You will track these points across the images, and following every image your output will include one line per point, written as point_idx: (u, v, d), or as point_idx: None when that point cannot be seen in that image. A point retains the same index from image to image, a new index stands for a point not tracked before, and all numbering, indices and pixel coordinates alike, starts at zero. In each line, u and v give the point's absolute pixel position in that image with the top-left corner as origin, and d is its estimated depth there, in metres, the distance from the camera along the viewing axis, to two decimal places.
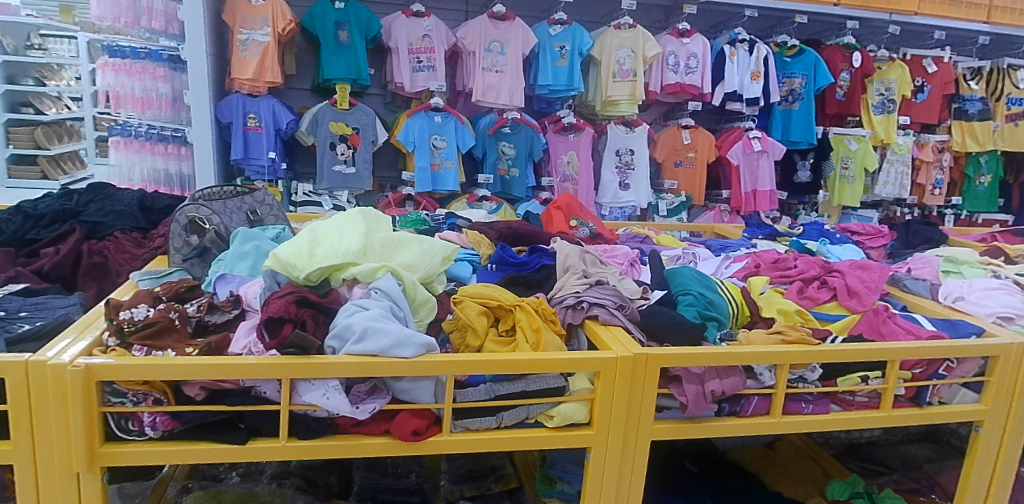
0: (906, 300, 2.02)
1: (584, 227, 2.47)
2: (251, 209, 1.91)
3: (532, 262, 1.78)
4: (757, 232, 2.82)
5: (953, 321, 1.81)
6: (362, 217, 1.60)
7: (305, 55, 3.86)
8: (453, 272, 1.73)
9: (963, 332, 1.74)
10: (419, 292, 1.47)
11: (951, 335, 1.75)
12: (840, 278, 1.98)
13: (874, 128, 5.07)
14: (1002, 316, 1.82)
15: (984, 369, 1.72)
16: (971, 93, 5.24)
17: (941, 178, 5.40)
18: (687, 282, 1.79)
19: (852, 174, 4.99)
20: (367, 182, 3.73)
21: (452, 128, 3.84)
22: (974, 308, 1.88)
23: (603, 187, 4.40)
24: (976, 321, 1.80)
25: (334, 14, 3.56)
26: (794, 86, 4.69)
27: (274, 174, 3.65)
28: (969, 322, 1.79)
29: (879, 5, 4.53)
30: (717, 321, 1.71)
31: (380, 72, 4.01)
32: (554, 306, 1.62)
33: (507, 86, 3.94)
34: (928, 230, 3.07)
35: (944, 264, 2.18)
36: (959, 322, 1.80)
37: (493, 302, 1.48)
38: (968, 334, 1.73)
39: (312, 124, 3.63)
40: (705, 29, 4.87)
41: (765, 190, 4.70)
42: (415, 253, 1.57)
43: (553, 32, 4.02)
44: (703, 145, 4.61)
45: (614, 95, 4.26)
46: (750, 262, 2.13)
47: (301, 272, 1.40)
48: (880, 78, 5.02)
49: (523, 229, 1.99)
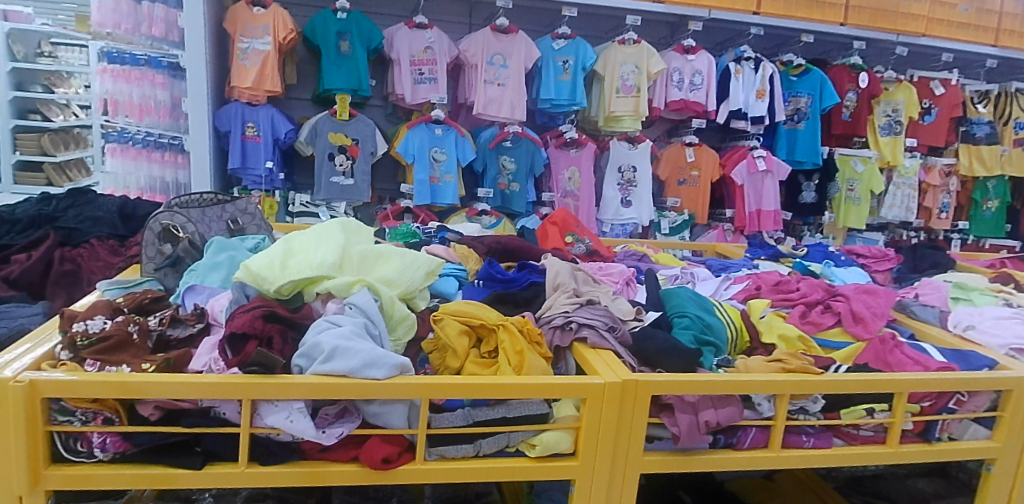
0: (915, 327, 1.92)
1: (580, 243, 2.40)
2: (232, 217, 1.82)
3: (520, 279, 1.69)
4: (759, 253, 2.74)
5: (964, 352, 1.71)
6: (342, 228, 1.52)
7: (306, 65, 3.79)
8: (438, 287, 1.65)
9: (975, 365, 1.65)
10: (396, 309, 1.39)
11: (962, 367, 1.66)
12: (844, 302, 1.90)
13: (880, 149, 4.99)
14: (1016, 348, 1.72)
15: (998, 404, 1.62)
16: (980, 116, 5.18)
17: (947, 202, 5.30)
18: (684, 303, 1.70)
19: (857, 196, 4.93)
20: (364, 194, 3.64)
21: (452, 141, 3.77)
22: (986, 339, 1.78)
23: (605, 203, 4.34)
24: (988, 353, 1.71)
25: (336, 25, 3.50)
26: (799, 105, 4.62)
27: (272, 184, 3.57)
28: (981, 354, 1.70)
29: (888, 25, 4.47)
30: (714, 347, 1.62)
31: (380, 83, 3.95)
32: (542, 326, 1.54)
33: (509, 99, 3.87)
34: (935, 254, 2.98)
35: (952, 290, 2.08)
36: (971, 353, 1.70)
37: (476, 320, 1.39)
38: (980, 367, 1.64)
39: (311, 134, 3.55)
40: (711, 46, 4.81)
41: (770, 210, 4.62)
42: (395, 267, 1.48)
43: (556, 46, 3.97)
44: (707, 163, 4.54)
45: (617, 110, 4.19)
46: (750, 283, 2.04)
47: (271, 285, 1.33)
48: (887, 99, 4.97)
49: (514, 244, 1.89)
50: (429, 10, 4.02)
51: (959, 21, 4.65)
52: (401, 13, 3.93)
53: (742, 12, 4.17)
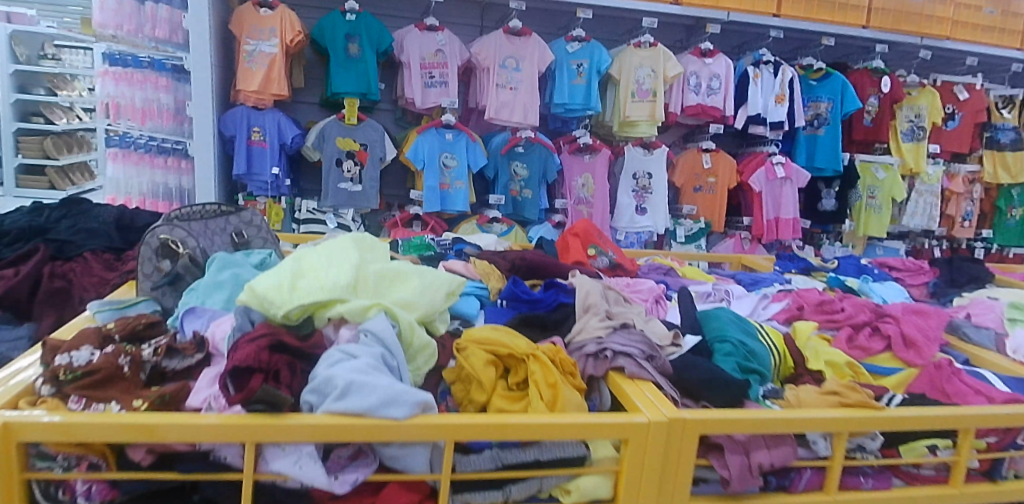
0: (969, 352, 1.79)
1: (603, 257, 2.25)
2: (236, 230, 1.70)
3: (548, 299, 1.56)
4: (790, 266, 2.60)
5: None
6: (355, 245, 1.39)
7: (314, 69, 3.66)
8: (459, 308, 1.52)
9: None
10: (417, 336, 1.26)
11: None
12: (893, 325, 1.77)
13: (902, 155, 4.84)
14: None
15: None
16: (1005, 121, 5.04)
17: (970, 210, 5.16)
18: (725, 327, 1.57)
19: (878, 204, 4.80)
20: (373, 201, 3.50)
21: (463, 146, 3.63)
22: None
23: (619, 210, 4.20)
24: None
25: (345, 26, 3.35)
26: (820, 110, 4.49)
27: (278, 190, 3.43)
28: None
29: (911, 28, 4.32)
30: (760, 375, 1.49)
31: (389, 87, 3.82)
32: (573, 353, 1.41)
33: (522, 103, 3.72)
34: (973, 268, 2.81)
35: (1009, 310, 1.93)
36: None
37: (504, 350, 1.27)
38: None
39: (318, 139, 3.40)
40: (729, 50, 4.68)
41: (788, 218, 4.48)
42: (414, 288, 1.35)
43: (570, 49, 3.82)
44: (724, 170, 4.39)
45: (632, 115, 4.04)
46: (791, 302, 1.90)
47: (279, 310, 1.20)
48: (909, 104, 4.81)
49: (539, 260, 1.76)
50: (440, 12, 3.86)
51: (984, 24, 4.50)
52: (412, 15, 3.79)
53: (762, 14, 4.01)
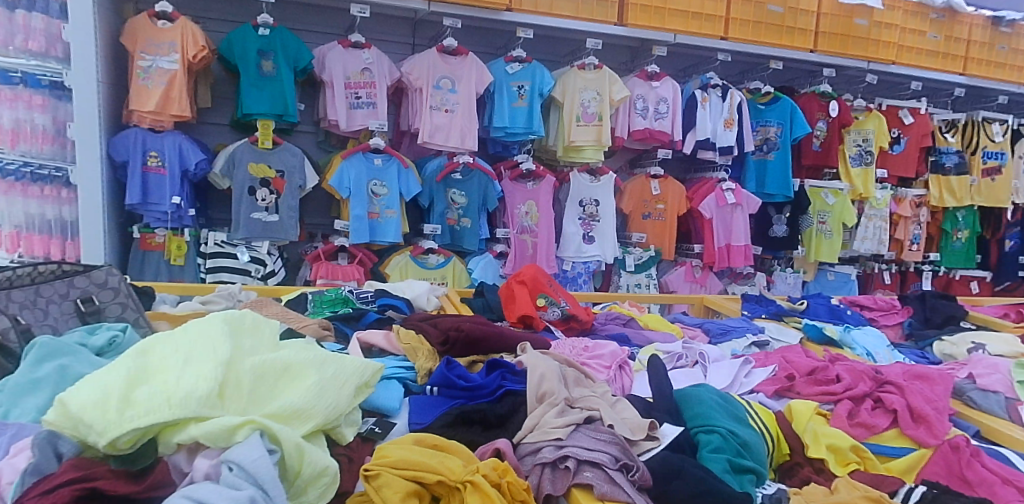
0: (981, 423, 1.64)
1: (555, 308, 1.86)
2: (83, 295, 1.29)
3: (490, 385, 1.23)
4: (757, 309, 2.33)
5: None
6: (227, 328, 1.02)
7: (224, 86, 3.04)
8: (376, 400, 1.17)
9: None
10: (306, 463, 0.91)
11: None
12: (898, 396, 1.51)
13: (850, 181, 4.11)
14: None
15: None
16: (949, 145, 4.33)
17: (919, 233, 4.38)
18: (712, 414, 1.28)
19: (829, 229, 4.05)
20: (292, 233, 2.87)
21: (395, 172, 2.95)
22: None
23: (565, 239, 3.40)
24: None
25: (258, 42, 2.76)
26: (768, 135, 3.80)
27: (180, 222, 2.77)
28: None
29: (857, 52, 3.77)
30: (756, 475, 1.21)
31: (310, 107, 3.17)
32: (525, 461, 1.09)
33: (459, 127, 3.03)
34: (949, 305, 2.55)
35: (1018, 372, 1.81)
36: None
37: (430, 477, 0.93)
38: None
39: (228, 165, 2.78)
40: (674, 73, 4.00)
41: (741, 245, 3.72)
42: (309, 388, 0.99)
43: (510, 69, 3.14)
44: (674, 196, 3.63)
45: (577, 140, 3.30)
46: (779, 370, 1.64)
47: (100, 439, 0.85)
48: (856, 128, 4.11)
49: (479, 329, 1.41)
50: (365, 27, 3.22)
51: (928, 49, 3.98)
52: (334, 30, 3.16)
53: (709, 37, 3.42)
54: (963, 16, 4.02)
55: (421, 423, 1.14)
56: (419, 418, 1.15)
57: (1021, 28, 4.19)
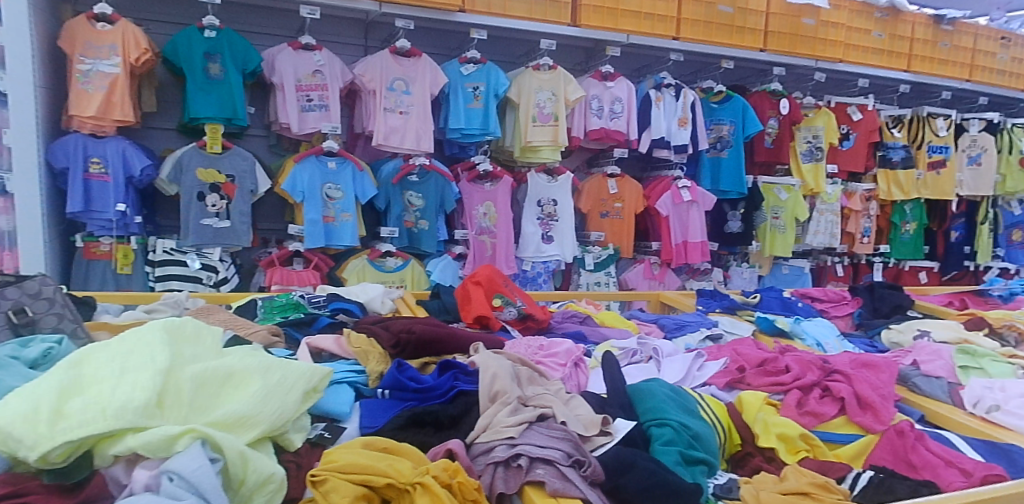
0: (925, 408, 1.69)
1: (511, 308, 1.86)
2: (16, 306, 1.25)
3: (442, 387, 1.22)
4: (710, 304, 2.37)
5: (1002, 446, 1.46)
6: (166, 337, 1.00)
7: (169, 90, 2.97)
8: (326, 406, 1.16)
9: None
10: (251, 470, 0.89)
11: (1006, 470, 1.42)
12: (845, 384, 1.55)
13: (801, 177, 4.22)
14: None
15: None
16: (896, 140, 4.47)
17: (869, 226, 4.52)
18: (664, 407, 1.30)
19: (782, 224, 4.13)
20: (245, 238, 2.82)
21: (350, 176, 2.92)
22: (1017, 423, 1.57)
23: (524, 239, 3.40)
24: None
25: (203, 44, 2.69)
26: (721, 133, 3.87)
27: (126, 229, 2.70)
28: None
29: (806, 51, 3.86)
30: (708, 465, 1.23)
31: (261, 110, 3.11)
32: (477, 462, 1.08)
33: (414, 129, 3.01)
34: (895, 295, 2.63)
35: (959, 357, 1.90)
36: (1014, 450, 1.44)
37: (379, 480, 0.92)
38: None
39: (175, 171, 2.71)
40: (628, 73, 4.04)
41: (697, 241, 3.78)
42: (253, 395, 0.96)
43: (465, 71, 3.13)
44: (631, 194, 3.67)
45: (534, 141, 3.30)
46: (730, 362, 1.67)
47: (31, 453, 0.82)
48: (806, 125, 4.21)
49: (431, 331, 1.41)
50: (316, 28, 3.18)
51: (873, 47, 4.10)
52: (284, 32, 3.11)
53: (662, 37, 3.47)
54: (905, 14, 4.16)
55: (372, 426, 1.13)
56: (370, 421, 1.14)
57: (960, 25, 4.35)
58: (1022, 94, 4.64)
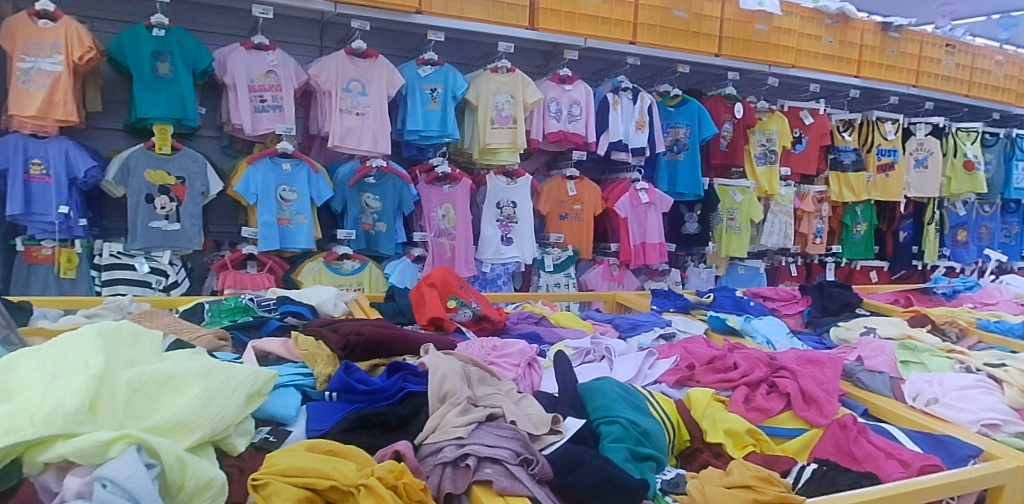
0: (868, 402, 1.75)
1: (466, 309, 1.86)
2: None
3: (391, 388, 1.22)
4: (664, 304, 2.40)
5: (939, 437, 1.51)
6: (102, 341, 0.97)
7: (117, 90, 2.89)
8: (272, 409, 1.14)
9: (958, 457, 1.45)
10: (189, 475, 0.87)
11: (942, 460, 1.47)
12: (791, 380, 1.59)
13: (756, 179, 4.31)
14: (987, 424, 1.59)
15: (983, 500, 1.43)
16: (846, 143, 4.60)
17: (821, 227, 4.64)
18: (613, 405, 1.31)
19: (738, 225, 4.22)
20: (196, 241, 2.76)
21: (305, 177, 2.88)
22: (953, 414, 1.63)
23: (483, 241, 3.40)
24: (965, 438, 1.53)
25: (151, 43, 2.63)
26: (678, 136, 3.93)
27: (70, 232, 2.61)
28: (959, 441, 1.50)
29: (758, 56, 3.95)
30: (655, 461, 1.25)
31: (213, 111, 3.05)
32: (426, 463, 1.08)
33: (370, 130, 2.98)
34: (843, 293, 2.71)
35: (900, 352, 1.97)
36: (950, 440, 1.50)
37: (321, 483, 0.91)
38: (965, 459, 1.44)
39: (122, 172, 2.63)
40: (587, 76, 4.08)
41: (655, 242, 3.84)
42: (194, 399, 0.94)
43: (422, 72, 3.12)
44: (590, 196, 3.71)
45: (492, 143, 3.31)
46: (680, 360, 1.70)
47: None
48: (760, 129, 4.31)
49: (382, 333, 1.40)
50: (270, 28, 3.13)
51: (824, 53, 4.22)
52: (237, 32, 3.06)
53: (619, 41, 3.51)
54: (855, 21, 4.29)
55: (319, 429, 1.12)
56: (317, 424, 1.13)
57: (907, 32, 4.50)
58: (965, 99, 4.82)
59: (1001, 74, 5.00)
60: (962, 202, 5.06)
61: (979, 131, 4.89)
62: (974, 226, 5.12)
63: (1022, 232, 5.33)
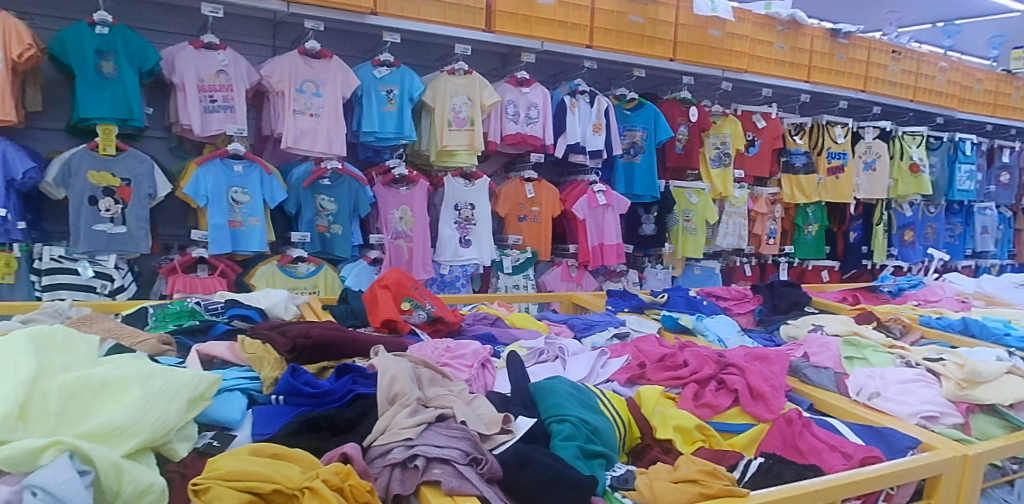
0: (813, 397, 1.80)
1: (420, 311, 1.86)
2: None
3: (339, 390, 1.21)
4: (619, 304, 2.43)
5: (880, 430, 1.56)
6: (33, 349, 0.95)
7: (58, 88, 2.80)
8: (215, 414, 1.12)
9: (898, 448, 1.50)
10: (126, 481, 0.84)
11: (883, 452, 1.51)
12: (739, 376, 1.63)
13: (711, 181, 4.38)
14: (926, 416, 1.65)
15: (922, 489, 1.48)
16: (798, 147, 4.72)
17: (774, 228, 4.75)
18: (564, 404, 1.32)
19: (693, 227, 4.31)
20: (144, 245, 2.69)
21: (257, 179, 2.83)
22: (894, 407, 1.69)
23: (441, 243, 3.39)
24: (904, 429, 1.58)
25: (94, 41, 2.56)
26: (634, 139, 3.98)
27: (7, 236, 2.51)
28: (899, 433, 1.55)
29: (712, 61, 4.03)
30: (605, 458, 1.26)
31: (160, 111, 2.98)
32: (374, 465, 1.07)
33: (325, 132, 2.94)
34: (793, 292, 2.78)
35: (845, 348, 2.04)
36: (890, 432, 1.55)
37: (265, 487, 0.90)
38: (904, 450, 1.49)
39: (63, 174, 2.55)
40: (544, 79, 4.10)
41: (613, 244, 3.88)
42: (131, 403, 0.92)
43: (378, 74, 3.10)
44: (548, 198, 3.73)
45: (450, 145, 3.30)
46: (632, 359, 1.73)
47: None
48: (714, 132, 4.38)
49: (331, 335, 1.39)
50: (221, 28, 3.07)
51: (775, 58, 4.33)
52: (186, 31, 3.00)
53: (575, 45, 3.54)
54: (805, 28, 4.42)
55: (265, 433, 1.10)
56: (263, 428, 1.11)
57: (855, 39, 4.64)
58: (910, 104, 5.00)
59: (944, 80, 5.20)
60: (908, 203, 5.24)
61: (924, 135, 5.07)
62: (920, 226, 5.31)
63: (965, 232, 5.54)
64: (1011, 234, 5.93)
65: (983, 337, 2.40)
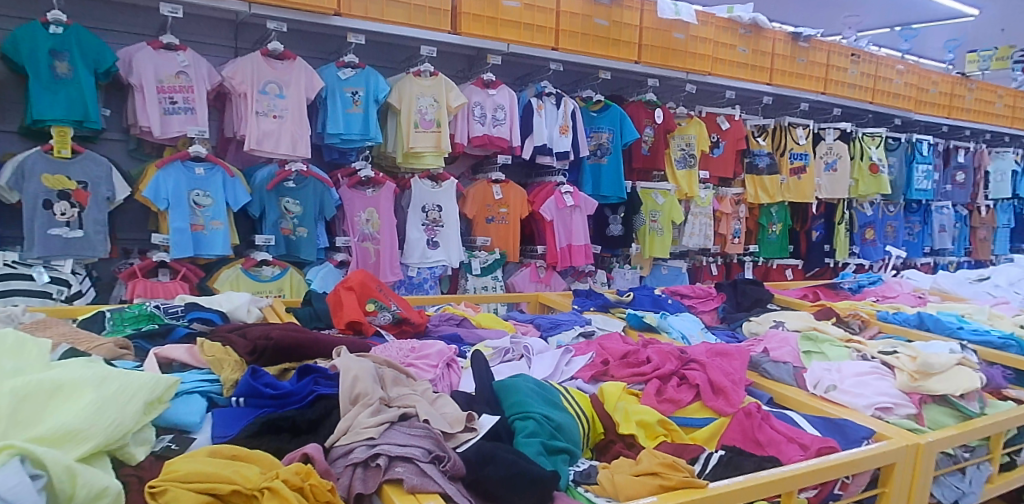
0: (773, 391, 1.83)
1: (385, 312, 1.86)
2: None
3: (301, 391, 1.20)
4: (585, 303, 2.45)
5: (836, 421, 1.60)
6: None
7: (11, 90, 2.73)
8: (173, 417, 1.11)
9: (854, 439, 1.54)
10: (80, 485, 0.83)
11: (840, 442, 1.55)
12: (700, 372, 1.66)
13: (676, 182, 4.44)
14: (880, 407, 1.70)
15: (877, 478, 1.52)
16: (760, 148, 4.82)
17: (739, 227, 4.83)
18: (528, 401, 1.33)
19: (660, 227, 4.36)
20: (101, 249, 2.63)
21: (220, 181, 2.80)
22: (850, 399, 1.74)
23: (409, 245, 3.38)
24: (859, 420, 1.63)
25: (48, 41, 2.51)
26: (601, 140, 4.01)
27: None
28: (855, 424, 1.59)
29: (676, 64, 4.09)
30: (568, 455, 1.28)
31: (118, 113, 2.92)
32: (336, 465, 1.07)
33: (289, 133, 2.92)
34: (756, 290, 2.83)
35: (803, 343, 2.09)
36: (846, 424, 1.59)
37: (224, 488, 0.89)
38: (859, 440, 1.53)
39: (15, 177, 2.48)
40: (511, 81, 4.12)
41: (581, 244, 3.91)
42: (85, 407, 0.90)
43: (342, 75, 3.08)
44: (516, 200, 3.74)
45: (416, 146, 3.29)
46: (595, 356, 1.75)
47: None
48: (679, 133, 4.44)
49: (293, 337, 1.38)
50: (181, 28, 3.03)
51: (737, 61, 4.41)
52: (145, 31, 2.95)
53: (541, 47, 3.56)
54: (766, 32, 4.51)
55: (224, 435, 1.10)
56: (222, 431, 1.11)
57: (815, 42, 4.75)
58: (868, 106, 5.13)
59: (901, 82, 5.35)
60: (868, 203, 5.38)
61: (882, 136, 5.20)
62: (880, 225, 5.45)
63: (922, 229, 5.70)
64: (966, 232, 6.11)
65: (937, 330, 2.48)
